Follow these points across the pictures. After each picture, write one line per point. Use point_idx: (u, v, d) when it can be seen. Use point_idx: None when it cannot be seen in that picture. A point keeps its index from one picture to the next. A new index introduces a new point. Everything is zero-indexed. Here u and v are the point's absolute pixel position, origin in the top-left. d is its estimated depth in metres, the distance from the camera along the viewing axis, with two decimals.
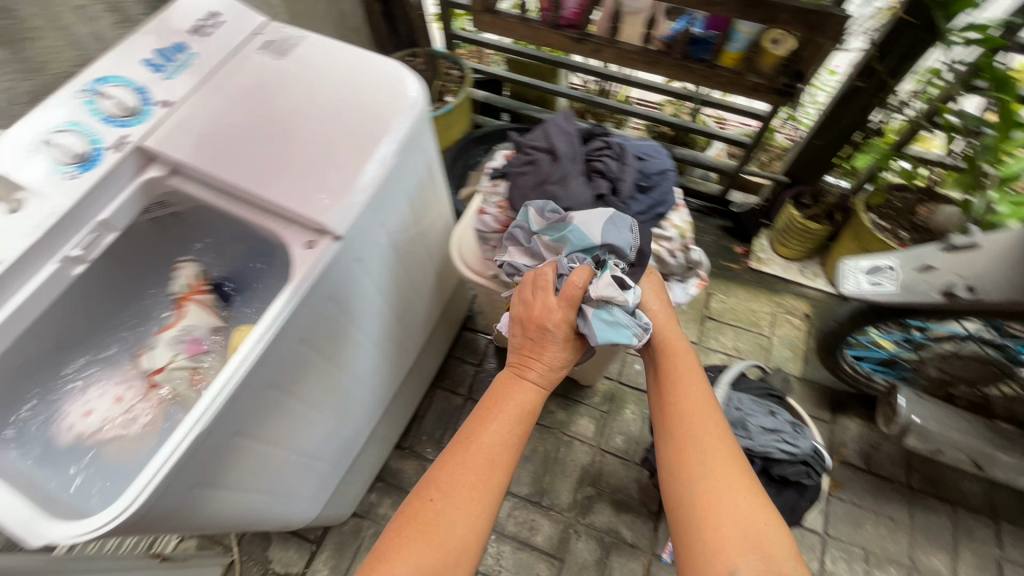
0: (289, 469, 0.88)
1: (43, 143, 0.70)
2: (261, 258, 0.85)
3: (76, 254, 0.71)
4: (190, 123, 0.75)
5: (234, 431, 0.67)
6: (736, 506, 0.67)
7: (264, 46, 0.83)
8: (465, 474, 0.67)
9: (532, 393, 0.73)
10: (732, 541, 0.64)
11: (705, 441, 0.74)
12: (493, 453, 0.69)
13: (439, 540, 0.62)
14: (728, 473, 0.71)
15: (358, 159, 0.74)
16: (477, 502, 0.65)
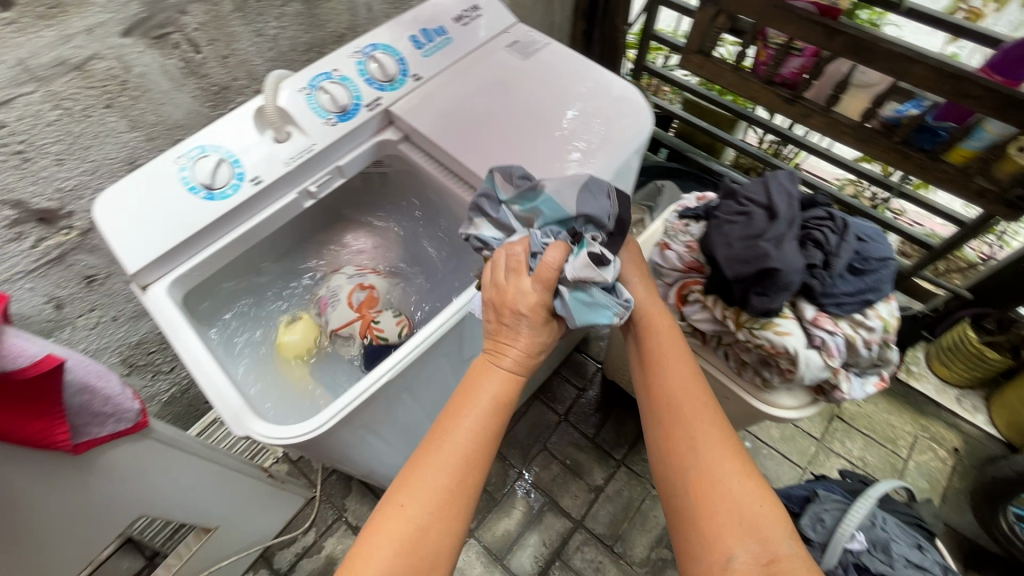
0: (416, 432, 0.93)
1: (313, 89, 0.77)
2: (450, 234, 0.90)
3: (311, 190, 0.79)
4: (435, 100, 0.82)
5: (406, 384, 0.73)
6: (722, 488, 0.61)
7: (511, 45, 0.88)
8: (440, 472, 0.59)
9: (506, 382, 0.65)
10: (728, 530, 0.59)
11: (691, 427, 0.66)
12: (464, 450, 0.61)
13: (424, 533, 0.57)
14: (708, 457, 0.63)
15: (578, 170, 0.76)
16: (457, 501, 0.59)
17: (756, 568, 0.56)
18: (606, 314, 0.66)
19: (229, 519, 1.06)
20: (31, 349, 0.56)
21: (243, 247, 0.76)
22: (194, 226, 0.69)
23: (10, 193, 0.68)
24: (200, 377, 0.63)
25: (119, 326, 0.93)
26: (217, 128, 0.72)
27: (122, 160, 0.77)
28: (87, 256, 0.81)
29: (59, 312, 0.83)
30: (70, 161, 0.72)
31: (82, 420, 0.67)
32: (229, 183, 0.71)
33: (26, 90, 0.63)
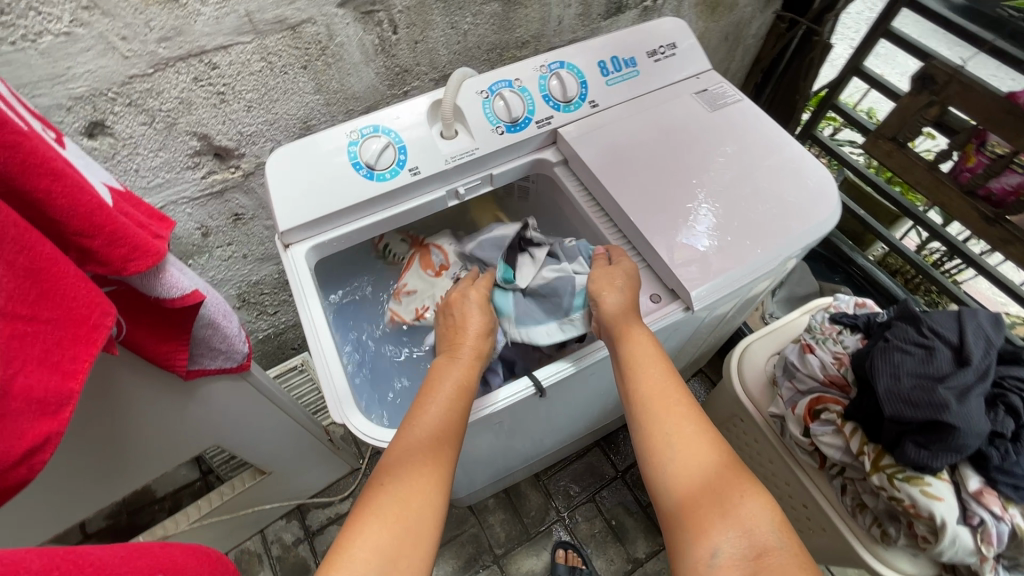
0: (489, 455, 0.92)
1: (491, 94, 0.76)
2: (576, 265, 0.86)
3: (459, 191, 0.78)
4: (606, 132, 0.78)
5: (503, 419, 0.73)
6: (692, 473, 0.51)
7: (699, 93, 0.82)
8: (409, 450, 0.54)
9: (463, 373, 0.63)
10: (714, 521, 0.47)
11: (659, 416, 0.56)
12: (431, 434, 0.56)
13: (396, 504, 0.50)
14: (679, 443, 0.53)
15: (746, 245, 0.68)
16: (428, 475, 0.53)
17: (743, 564, 0.44)
18: (542, 329, 0.71)
19: (284, 469, 1.10)
20: (184, 283, 0.58)
21: (382, 230, 0.77)
22: (347, 201, 0.70)
23: (201, 126, 0.73)
24: (314, 350, 0.63)
25: (245, 264, 0.98)
26: (393, 111, 0.73)
27: (298, 118, 0.80)
28: (242, 197, 0.85)
29: (204, 240, 0.88)
30: (257, 110, 0.75)
31: (198, 351, 0.71)
32: (389, 167, 0.72)
33: (245, 40, 0.67)
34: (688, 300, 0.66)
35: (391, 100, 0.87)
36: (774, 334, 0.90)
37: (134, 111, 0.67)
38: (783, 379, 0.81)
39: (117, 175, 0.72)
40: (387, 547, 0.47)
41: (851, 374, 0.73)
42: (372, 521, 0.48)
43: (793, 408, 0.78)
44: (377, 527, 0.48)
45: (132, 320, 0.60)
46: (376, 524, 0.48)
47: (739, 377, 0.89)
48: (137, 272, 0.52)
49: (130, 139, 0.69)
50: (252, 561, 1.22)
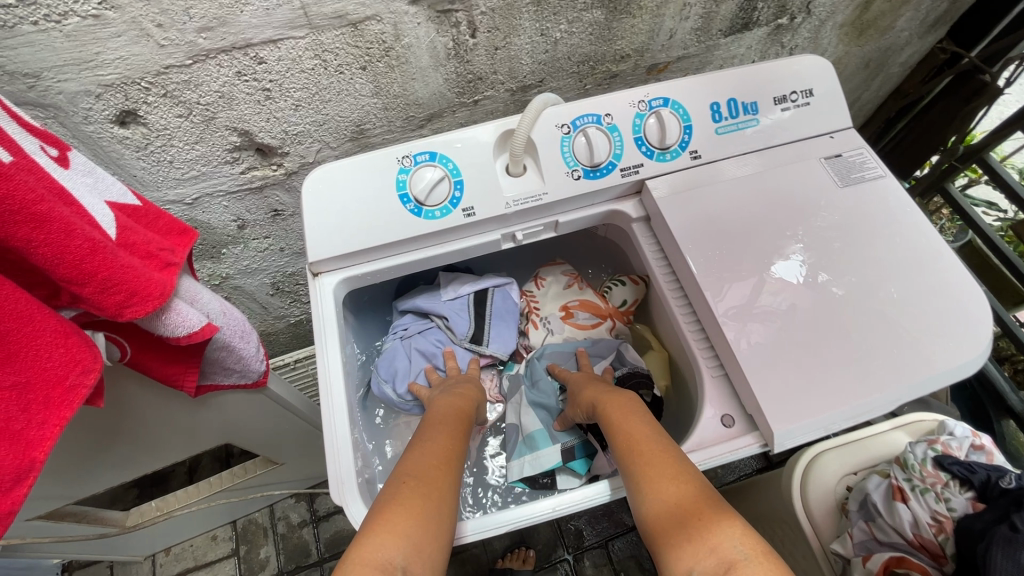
0: None
1: (573, 129, 0.63)
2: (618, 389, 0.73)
3: (517, 236, 0.67)
4: (704, 194, 0.64)
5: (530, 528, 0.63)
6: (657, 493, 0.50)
7: (830, 159, 0.66)
8: (417, 461, 0.55)
9: (455, 404, 0.66)
10: (680, 541, 0.45)
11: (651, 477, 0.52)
12: (437, 449, 0.57)
13: (413, 498, 0.50)
14: (648, 462, 0.53)
15: (858, 381, 0.54)
16: (442, 488, 0.53)
17: None
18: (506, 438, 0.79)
19: (295, 460, 1.08)
20: (192, 320, 0.52)
21: (423, 268, 0.67)
22: (388, 237, 0.61)
23: (242, 122, 0.65)
24: (324, 412, 0.57)
25: (282, 257, 0.92)
26: (455, 135, 0.62)
27: (351, 121, 0.71)
28: (282, 194, 0.78)
29: (239, 232, 0.82)
30: (306, 109, 0.66)
31: (211, 369, 0.65)
32: (441, 204, 0.62)
33: (297, 34, 0.57)
34: (767, 438, 0.53)
35: (458, 108, 0.75)
36: (853, 452, 0.76)
37: (169, 103, 0.59)
38: (857, 518, 0.67)
39: (150, 165, 0.65)
40: (410, 535, 0.47)
41: (951, 547, 0.60)
42: (387, 513, 0.48)
43: (865, 560, 0.65)
44: (400, 522, 0.47)
45: (140, 346, 0.54)
46: (391, 517, 0.48)
47: (801, 492, 0.76)
48: (133, 317, 0.45)
49: (164, 130, 0.62)
50: (257, 533, 1.24)
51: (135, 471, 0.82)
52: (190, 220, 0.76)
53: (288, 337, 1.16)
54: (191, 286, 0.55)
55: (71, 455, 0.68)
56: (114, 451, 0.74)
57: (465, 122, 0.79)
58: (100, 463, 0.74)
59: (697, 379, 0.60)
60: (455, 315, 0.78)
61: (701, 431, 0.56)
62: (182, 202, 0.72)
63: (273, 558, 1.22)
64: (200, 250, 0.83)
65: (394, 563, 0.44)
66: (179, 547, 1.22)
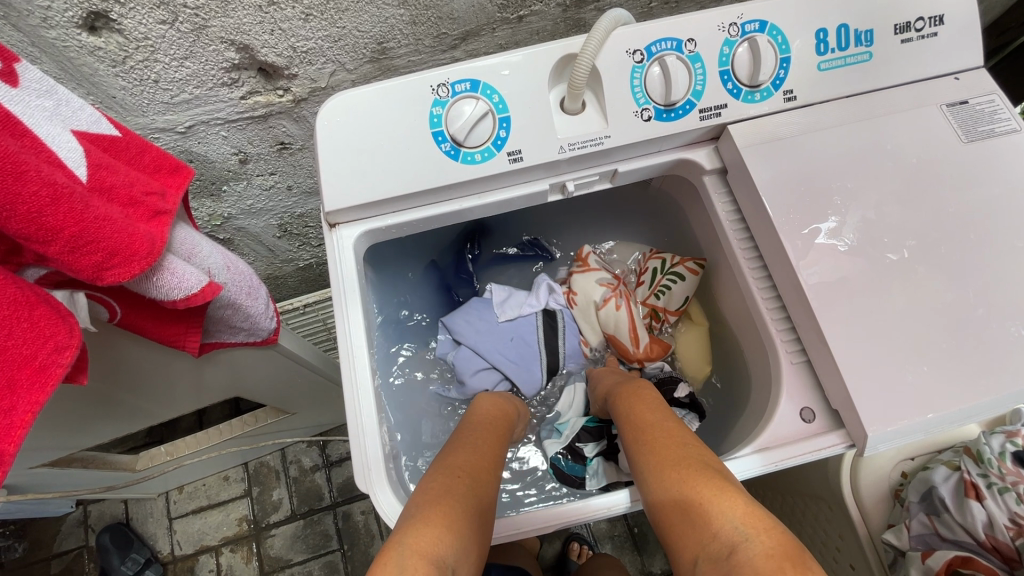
0: None
1: (647, 57, 0.52)
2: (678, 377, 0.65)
3: (567, 187, 0.57)
4: (798, 144, 0.53)
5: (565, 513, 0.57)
6: (659, 476, 0.46)
7: (953, 106, 0.54)
8: (465, 455, 0.50)
9: (497, 410, 0.61)
10: (683, 526, 0.42)
11: (672, 471, 0.46)
12: (473, 445, 0.53)
13: (456, 489, 0.45)
14: (654, 445, 0.49)
15: (971, 379, 0.46)
16: (478, 488, 0.46)
17: None
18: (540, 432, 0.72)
19: (307, 409, 1.04)
20: (191, 280, 0.43)
21: (455, 221, 0.58)
22: (419, 185, 0.51)
23: (240, 33, 0.53)
24: (345, 386, 0.50)
25: (289, 197, 0.81)
26: (502, 59, 0.50)
27: (371, 38, 0.58)
28: (290, 124, 0.67)
29: (241, 167, 0.72)
30: (317, 20, 0.54)
31: (215, 327, 0.58)
32: (483, 145, 0.51)
33: None
34: (856, 438, 0.46)
35: (499, 25, 0.63)
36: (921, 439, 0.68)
37: (149, 4, 0.47)
38: (918, 510, 0.62)
39: (132, 84, 0.54)
40: (461, 529, 0.41)
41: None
42: (434, 502, 0.42)
43: (924, 555, 0.60)
44: (448, 514, 0.41)
45: (130, 306, 0.46)
46: (442, 510, 0.42)
47: (851, 476, 0.69)
48: (117, 281, 0.37)
49: (145, 40, 0.50)
50: (270, 475, 1.23)
51: (141, 422, 0.77)
52: (185, 152, 0.66)
53: (297, 281, 1.08)
54: (187, 237, 0.46)
55: (68, 408, 0.62)
56: (115, 403, 0.68)
57: (506, 43, 0.66)
58: (101, 415, 0.68)
59: (772, 363, 0.53)
60: (519, 359, 0.70)
61: (776, 426, 0.49)
62: (173, 130, 0.61)
63: (286, 500, 1.21)
64: (198, 187, 0.73)
65: (447, 562, 0.38)
66: (192, 486, 1.22)
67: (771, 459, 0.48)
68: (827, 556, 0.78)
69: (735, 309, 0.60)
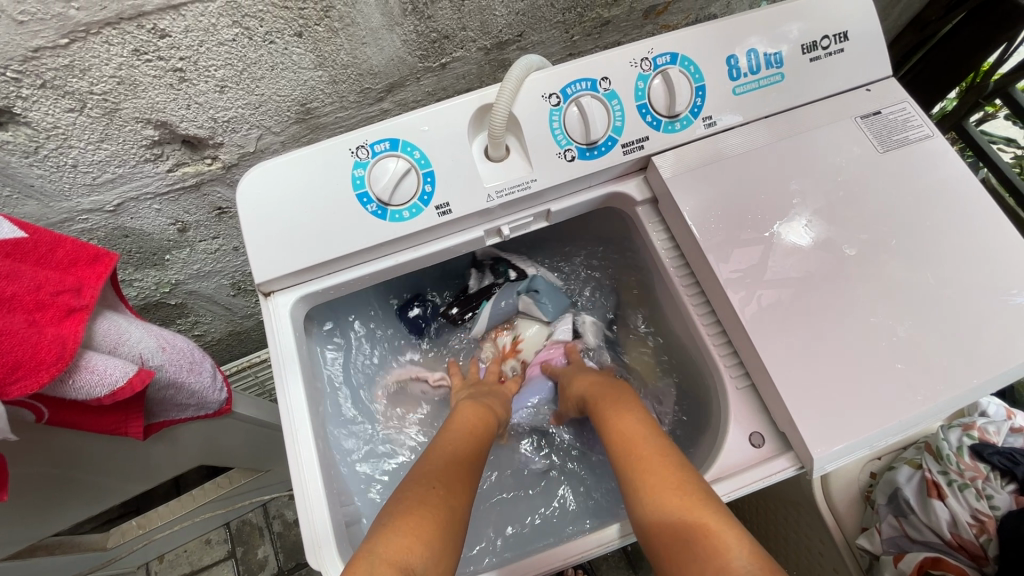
0: None
1: (564, 99, 0.52)
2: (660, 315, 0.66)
3: (503, 231, 0.57)
4: (722, 169, 0.54)
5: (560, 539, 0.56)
6: (664, 508, 0.43)
7: (867, 118, 0.55)
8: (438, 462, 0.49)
9: (480, 409, 0.58)
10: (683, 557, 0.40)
11: (635, 471, 0.47)
12: (447, 451, 0.50)
13: (437, 494, 0.45)
14: (622, 446, 0.50)
15: (911, 390, 0.46)
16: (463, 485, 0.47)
17: None
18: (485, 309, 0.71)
19: (281, 464, 1.02)
20: (114, 374, 0.42)
21: (393, 275, 0.58)
22: (349, 247, 0.51)
23: (154, 112, 0.52)
24: (290, 462, 0.49)
25: (237, 257, 0.80)
26: (419, 116, 0.51)
27: (293, 100, 0.58)
28: (224, 189, 0.66)
29: (182, 236, 0.71)
30: (234, 91, 0.54)
31: (160, 407, 0.57)
32: (409, 202, 0.51)
33: None
34: (804, 460, 0.46)
35: (423, 74, 0.63)
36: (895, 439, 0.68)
37: (53, 95, 0.46)
38: (886, 513, 0.62)
39: (49, 171, 0.53)
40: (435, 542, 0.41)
41: (994, 548, 0.55)
42: (412, 509, 0.43)
43: (896, 559, 0.60)
44: (423, 522, 0.42)
45: (58, 406, 0.46)
46: (415, 525, 0.41)
47: (819, 484, 0.69)
48: (26, 393, 0.36)
49: (55, 129, 0.50)
50: (254, 533, 1.20)
51: (102, 504, 0.75)
52: (119, 229, 0.65)
53: (261, 334, 1.06)
54: (111, 328, 0.45)
55: (15, 503, 0.60)
56: (67, 490, 0.65)
57: (433, 90, 0.67)
58: (54, 504, 0.66)
59: (718, 388, 0.53)
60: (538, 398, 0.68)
61: (726, 454, 0.49)
62: (101, 210, 0.60)
63: (272, 557, 1.18)
64: (139, 258, 0.71)
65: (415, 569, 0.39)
66: (173, 554, 1.18)
67: (724, 490, 0.47)
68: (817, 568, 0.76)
69: (681, 334, 0.60)
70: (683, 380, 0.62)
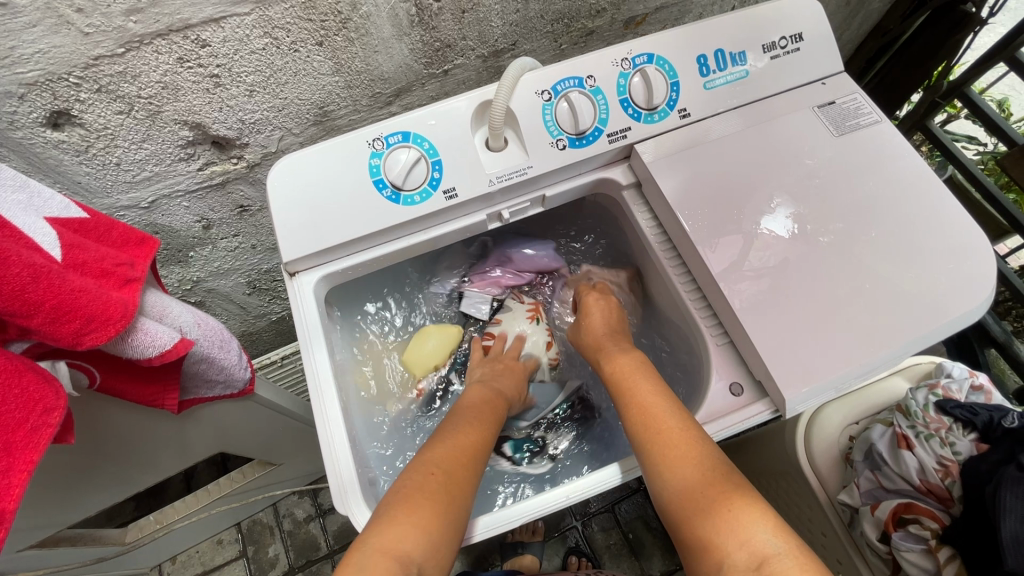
0: None
1: (555, 95, 0.59)
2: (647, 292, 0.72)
3: (503, 215, 0.63)
4: (696, 154, 0.61)
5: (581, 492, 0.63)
6: (688, 480, 0.48)
7: (823, 107, 0.63)
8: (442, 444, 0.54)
9: (483, 395, 0.63)
10: (709, 530, 0.45)
11: (654, 445, 0.52)
12: (449, 440, 0.55)
13: (432, 486, 0.49)
14: (645, 417, 0.54)
15: (867, 338, 0.52)
16: (461, 472, 0.52)
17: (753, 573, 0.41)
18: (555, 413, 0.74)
19: (294, 458, 1.06)
20: (163, 337, 0.48)
21: (405, 257, 0.64)
22: (366, 229, 0.57)
23: (192, 114, 0.59)
24: (317, 420, 0.54)
25: (254, 255, 0.86)
26: (427, 112, 0.57)
27: (312, 104, 0.65)
28: (247, 188, 0.73)
29: (206, 233, 0.77)
30: (261, 95, 0.61)
31: (192, 383, 0.62)
32: (420, 187, 0.58)
33: (241, 10, 0.51)
34: (778, 404, 0.52)
35: (428, 80, 0.70)
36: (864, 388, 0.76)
37: (106, 98, 0.53)
38: (863, 468, 0.67)
39: (95, 169, 0.59)
40: (428, 531, 0.46)
41: (958, 490, 0.60)
42: (405, 502, 0.47)
43: (873, 508, 0.65)
44: (416, 513, 0.46)
45: (109, 371, 0.51)
46: (408, 509, 0.47)
47: (800, 446, 0.76)
48: (95, 345, 0.42)
49: (105, 130, 0.56)
50: (264, 532, 1.23)
51: (128, 490, 0.79)
52: (150, 225, 0.71)
53: (272, 334, 1.11)
54: (157, 301, 0.51)
55: (53, 480, 0.64)
56: (100, 471, 0.69)
57: (436, 94, 0.74)
58: (87, 483, 0.70)
59: (700, 348, 0.59)
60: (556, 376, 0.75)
61: (709, 404, 0.55)
62: (137, 206, 0.66)
63: (282, 555, 1.21)
64: (166, 255, 0.77)
65: (406, 558, 0.44)
66: (185, 554, 1.20)
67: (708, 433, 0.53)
68: (813, 543, 0.80)
69: (667, 306, 0.66)
70: (671, 349, 0.68)
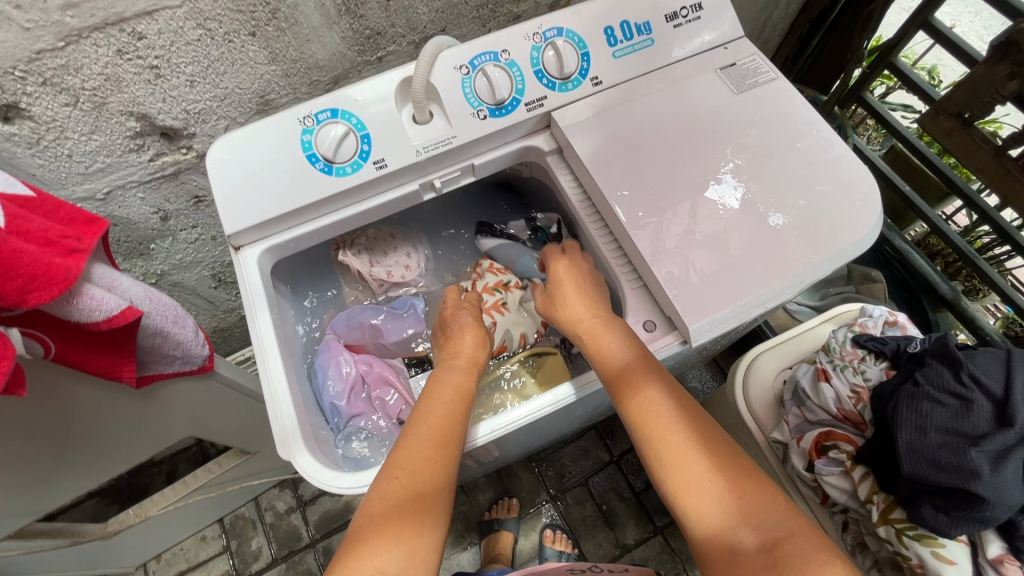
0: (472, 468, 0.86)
1: (473, 69, 0.64)
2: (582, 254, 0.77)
3: (435, 184, 0.68)
4: (608, 116, 0.66)
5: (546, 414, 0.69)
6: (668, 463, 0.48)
7: (725, 69, 0.68)
8: (412, 445, 0.55)
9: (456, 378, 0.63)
10: (699, 511, 0.45)
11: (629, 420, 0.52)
12: (420, 437, 0.55)
13: (402, 493, 0.50)
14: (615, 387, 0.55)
15: (762, 271, 0.57)
16: (434, 471, 0.52)
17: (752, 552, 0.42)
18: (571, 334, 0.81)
19: (268, 447, 1.09)
20: (109, 303, 0.52)
21: (346, 228, 0.68)
22: (303, 200, 0.61)
23: (135, 104, 0.63)
24: (262, 378, 0.58)
25: (214, 246, 0.90)
26: (354, 90, 0.62)
27: (253, 92, 0.70)
28: (200, 178, 0.77)
29: (164, 224, 0.81)
30: (202, 84, 0.65)
31: (150, 358, 0.66)
32: (351, 159, 0.62)
33: (172, 3, 0.56)
34: (686, 334, 0.57)
35: (363, 67, 0.75)
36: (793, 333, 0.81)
37: (52, 91, 0.57)
38: (790, 405, 0.72)
39: (47, 161, 0.64)
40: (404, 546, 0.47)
41: (869, 413, 0.65)
42: (379, 519, 0.48)
43: (799, 440, 0.69)
44: (391, 526, 0.48)
45: (63, 341, 0.55)
46: (383, 526, 0.48)
47: (739, 393, 0.80)
48: (40, 304, 0.46)
49: (54, 122, 0.60)
50: (246, 526, 1.25)
51: (100, 476, 0.82)
52: (108, 217, 0.75)
53: (243, 329, 1.15)
54: (106, 273, 0.55)
55: (23, 461, 0.68)
56: (70, 454, 0.73)
57: None
58: (59, 467, 0.74)
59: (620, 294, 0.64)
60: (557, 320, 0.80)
61: None
62: (93, 197, 0.70)
63: (265, 547, 1.23)
64: (127, 248, 0.81)
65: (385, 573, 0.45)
66: (170, 552, 1.23)
67: None
68: None
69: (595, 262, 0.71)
70: None
